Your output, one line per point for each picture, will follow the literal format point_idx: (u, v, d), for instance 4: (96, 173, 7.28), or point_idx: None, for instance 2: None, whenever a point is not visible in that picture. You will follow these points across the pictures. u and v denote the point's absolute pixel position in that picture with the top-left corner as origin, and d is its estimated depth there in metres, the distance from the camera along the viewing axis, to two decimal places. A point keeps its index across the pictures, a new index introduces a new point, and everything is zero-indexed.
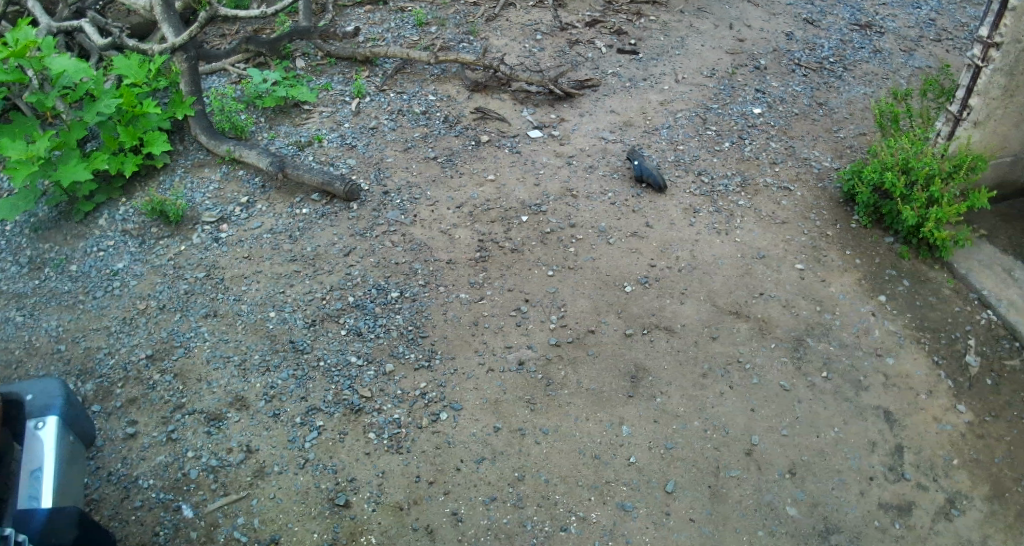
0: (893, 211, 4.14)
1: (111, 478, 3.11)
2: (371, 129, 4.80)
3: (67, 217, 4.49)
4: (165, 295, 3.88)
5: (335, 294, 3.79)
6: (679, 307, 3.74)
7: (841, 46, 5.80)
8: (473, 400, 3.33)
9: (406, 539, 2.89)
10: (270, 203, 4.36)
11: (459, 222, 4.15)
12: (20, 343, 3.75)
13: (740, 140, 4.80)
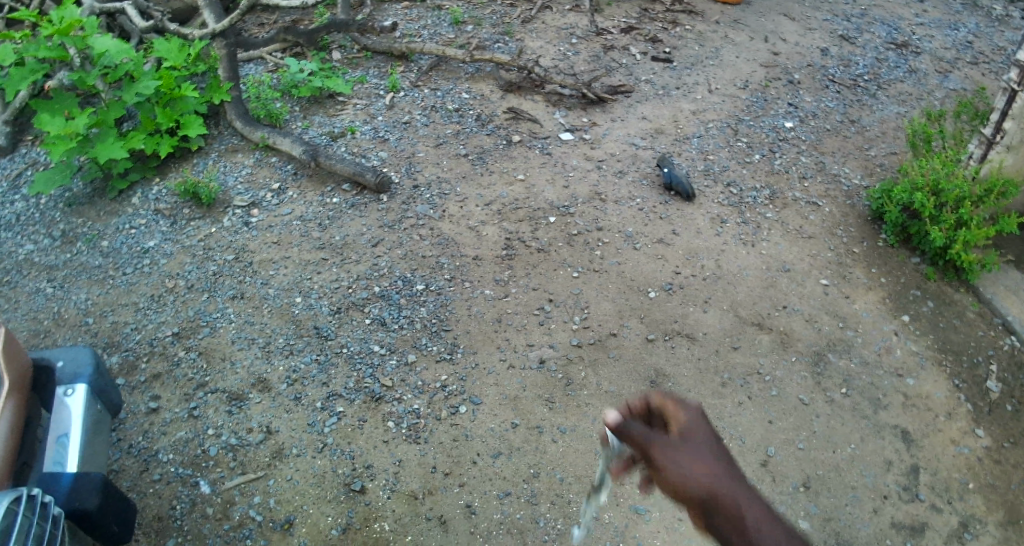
0: (921, 231, 4.14)
1: (131, 451, 3.16)
2: (404, 124, 4.85)
3: (100, 195, 4.57)
4: (194, 275, 3.94)
5: (361, 283, 3.83)
6: (702, 316, 3.75)
7: (876, 64, 5.79)
8: (493, 395, 3.36)
9: (419, 528, 2.92)
10: (301, 190, 4.41)
11: (487, 219, 4.18)
12: (49, 314, 3.84)
13: (770, 153, 4.81)
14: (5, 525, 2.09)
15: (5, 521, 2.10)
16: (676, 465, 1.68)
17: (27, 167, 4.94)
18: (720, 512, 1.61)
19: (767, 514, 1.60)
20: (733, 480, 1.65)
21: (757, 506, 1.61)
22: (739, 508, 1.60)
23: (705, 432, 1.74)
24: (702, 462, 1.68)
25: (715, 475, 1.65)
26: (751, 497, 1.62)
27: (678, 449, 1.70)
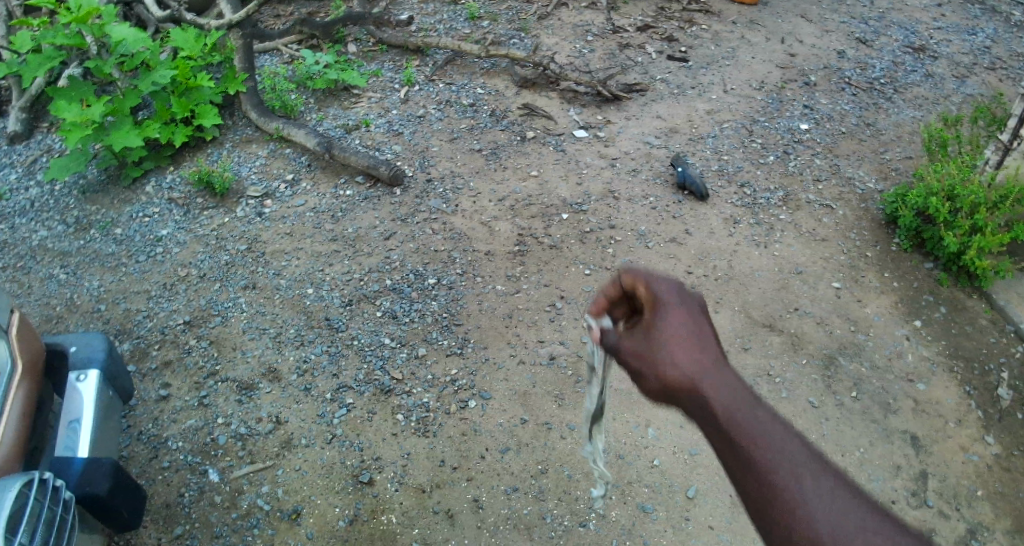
0: (935, 236, 4.12)
1: (141, 438, 3.18)
2: (419, 117, 4.85)
3: (114, 182, 4.59)
4: (206, 264, 3.96)
5: (373, 276, 3.84)
6: (713, 316, 3.74)
7: (893, 68, 5.75)
8: (502, 390, 3.36)
9: (426, 521, 2.92)
10: (315, 182, 4.41)
11: (500, 215, 4.18)
12: (61, 300, 3.86)
13: (785, 154, 4.78)
14: (16, 508, 2.11)
15: (16, 504, 2.12)
16: (644, 356, 1.54)
17: (42, 154, 4.97)
18: (689, 403, 1.44)
19: (746, 395, 1.41)
20: (707, 361, 1.47)
21: (732, 389, 1.42)
22: (708, 395, 1.42)
23: (680, 304, 1.57)
24: (672, 347, 1.51)
25: (684, 358, 1.48)
26: (727, 376, 1.44)
27: (645, 337, 1.55)
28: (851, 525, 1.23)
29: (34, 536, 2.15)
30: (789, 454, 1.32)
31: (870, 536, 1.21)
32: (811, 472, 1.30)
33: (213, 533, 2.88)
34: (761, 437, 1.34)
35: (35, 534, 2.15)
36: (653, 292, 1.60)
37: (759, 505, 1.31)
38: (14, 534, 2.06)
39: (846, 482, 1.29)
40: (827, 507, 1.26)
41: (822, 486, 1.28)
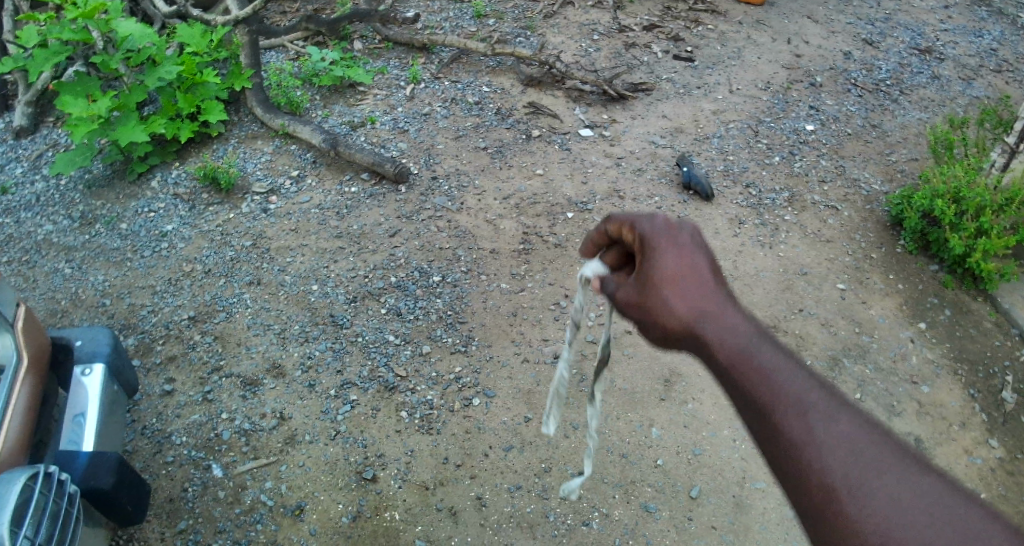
0: (940, 238, 4.11)
1: (145, 432, 3.18)
2: (424, 115, 4.85)
3: (120, 177, 4.60)
4: (211, 259, 3.96)
5: (377, 273, 3.84)
6: None
7: (899, 69, 5.74)
8: (506, 389, 3.36)
9: (429, 518, 2.92)
10: (320, 178, 4.42)
11: (505, 213, 4.18)
12: (66, 294, 3.87)
13: (790, 155, 4.78)
14: (20, 502, 2.11)
15: (21, 498, 2.12)
16: (641, 302, 1.51)
17: (48, 148, 4.98)
18: (693, 346, 1.42)
19: (747, 332, 1.37)
20: (705, 299, 1.44)
21: (733, 327, 1.39)
22: (709, 337, 1.39)
23: (674, 243, 1.51)
24: (669, 291, 1.46)
25: (681, 300, 1.45)
26: (726, 314, 1.41)
27: (639, 279, 1.53)
28: (857, 461, 1.20)
29: (39, 529, 2.15)
30: (793, 388, 1.29)
31: (879, 470, 1.19)
32: (816, 404, 1.26)
33: (216, 528, 2.88)
34: (764, 375, 1.31)
35: (39, 527, 2.15)
36: (642, 232, 1.57)
37: (769, 445, 1.28)
38: (18, 528, 2.07)
39: (854, 415, 1.25)
40: (832, 444, 1.22)
41: (828, 418, 1.25)
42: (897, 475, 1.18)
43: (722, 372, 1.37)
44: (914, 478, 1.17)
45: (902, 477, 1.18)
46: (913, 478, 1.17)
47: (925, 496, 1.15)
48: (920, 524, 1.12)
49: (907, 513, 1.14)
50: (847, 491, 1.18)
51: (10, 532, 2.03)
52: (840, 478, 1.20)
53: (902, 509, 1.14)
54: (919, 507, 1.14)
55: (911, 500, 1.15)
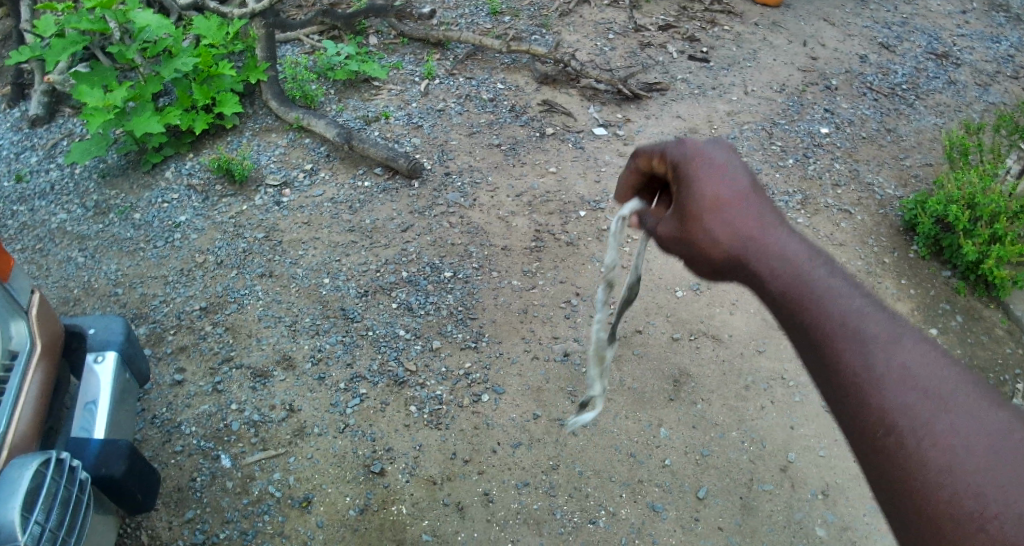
0: (954, 244, 4.10)
1: (155, 422, 3.20)
2: (439, 111, 4.85)
3: (134, 167, 4.62)
4: (224, 251, 3.98)
5: (389, 268, 3.85)
6: (728, 318, 3.75)
7: (915, 74, 5.70)
8: (516, 385, 3.36)
9: (435, 513, 2.93)
10: (333, 172, 4.43)
11: (517, 210, 4.18)
12: (79, 283, 3.89)
13: (804, 158, 4.76)
14: (33, 486, 2.13)
15: (34, 483, 2.14)
16: (691, 236, 1.62)
17: (63, 137, 5.01)
18: (744, 278, 1.53)
19: (800, 262, 1.45)
20: (755, 228, 1.54)
21: (784, 257, 1.47)
22: (760, 270, 1.49)
23: (719, 178, 1.61)
24: (717, 223, 1.57)
25: (731, 231, 1.55)
26: (777, 244, 1.50)
27: (688, 213, 1.64)
28: (915, 388, 1.25)
29: (50, 514, 2.17)
30: (850, 317, 1.35)
31: (937, 398, 1.24)
32: (874, 333, 1.32)
33: (223, 518, 2.91)
34: (819, 305, 1.38)
35: (50, 513, 2.17)
36: (687, 167, 1.67)
37: (824, 373, 1.35)
38: (29, 513, 2.09)
39: (912, 343, 1.30)
40: (889, 374, 1.28)
41: (887, 349, 1.30)
42: (954, 402, 1.23)
43: (776, 303, 1.45)
44: (971, 405, 1.22)
45: (959, 404, 1.23)
46: (969, 407, 1.22)
47: (981, 422, 1.20)
48: (976, 452, 1.18)
49: (963, 441, 1.19)
50: (904, 420, 1.24)
51: (21, 516, 2.04)
52: (895, 405, 1.25)
53: (959, 437, 1.20)
54: (975, 437, 1.19)
55: (967, 428, 1.20)
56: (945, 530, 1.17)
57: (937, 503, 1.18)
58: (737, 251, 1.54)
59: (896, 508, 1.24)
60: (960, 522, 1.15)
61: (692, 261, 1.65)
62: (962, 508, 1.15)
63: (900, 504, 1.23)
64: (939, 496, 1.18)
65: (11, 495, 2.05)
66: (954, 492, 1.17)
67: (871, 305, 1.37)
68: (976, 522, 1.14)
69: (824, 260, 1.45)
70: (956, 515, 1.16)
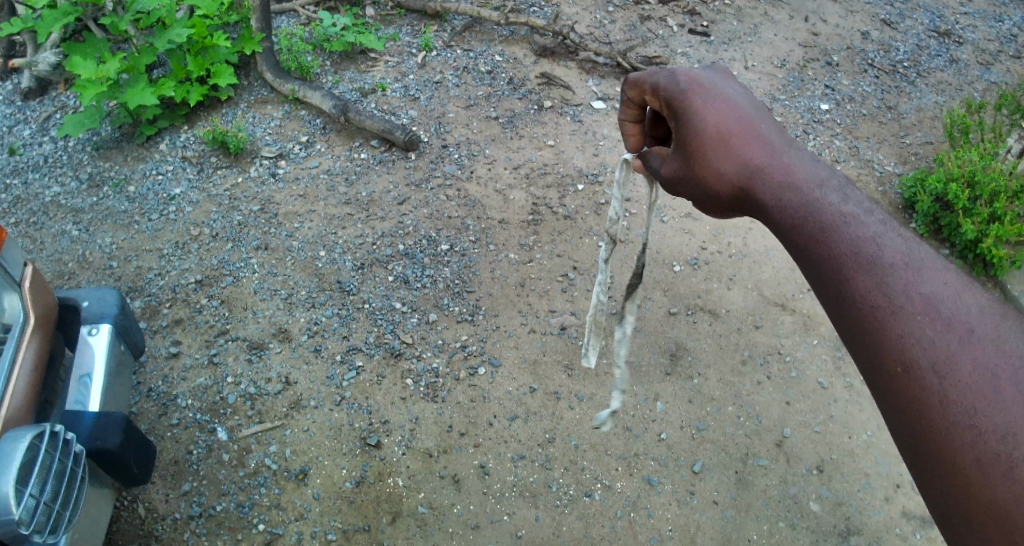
0: (953, 223, 4.12)
1: (150, 395, 3.19)
2: (436, 83, 4.80)
3: (128, 140, 4.58)
4: (219, 224, 3.95)
5: (386, 241, 3.82)
6: (726, 293, 3.74)
7: (917, 51, 5.65)
8: (512, 358, 3.36)
9: (432, 485, 2.96)
10: (329, 144, 4.39)
11: (515, 183, 4.15)
12: (73, 256, 3.87)
13: (804, 134, 4.75)
14: (27, 460, 2.11)
15: (28, 456, 2.13)
16: (703, 176, 1.85)
17: (57, 110, 4.96)
18: (753, 210, 1.73)
19: (808, 192, 1.62)
20: (758, 159, 1.74)
21: (791, 187, 1.65)
22: (767, 204, 1.68)
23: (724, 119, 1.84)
24: (722, 160, 1.80)
25: (736, 164, 1.76)
26: (782, 174, 1.69)
27: (697, 152, 1.87)
28: (937, 322, 1.32)
29: (44, 487, 2.16)
30: (863, 247, 1.46)
31: (962, 333, 1.30)
32: (893, 266, 1.41)
33: (220, 490, 2.91)
34: (832, 233, 1.51)
35: (45, 486, 2.16)
36: (692, 111, 1.89)
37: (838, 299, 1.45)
38: (24, 486, 2.08)
39: (931, 274, 1.39)
40: (912, 309, 1.35)
41: (905, 280, 1.38)
42: (979, 336, 1.28)
43: (788, 234, 1.61)
44: (998, 341, 1.27)
45: (985, 339, 1.28)
46: (993, 340, 1.27)
47: (1005, 356, 1.25)
48: (1004, 391, 1.22)
49: (991, 380, 1.23)
50: (928, 358, 1.30)
51: (15, 490, 2.03)
52: (917, 341, 1.32)
53: (986, 373, 1.24)
54: (1000, 371, 1.24)
55: (993, 366, 1.25)
56: (971, 474, 1.21)
57: (961, 439, 1.23)
58: (744, 182, 1.75)
59: (919, 449, 1.29)
60: (987, 465, 1.19)
61: (706, 197, 1.88)
62: (990, 448, 1.20)
63: (925, 447, 1.28)
64: (964, 438, 1.23)
65: (7, 468, 2.04)
66: (981, 434, 1.21)
67: (883, 233, 1.48)
68: (1006, 464, 1.18)
69: (832, 190, 1.61)
70: (982, 459, 1.20)
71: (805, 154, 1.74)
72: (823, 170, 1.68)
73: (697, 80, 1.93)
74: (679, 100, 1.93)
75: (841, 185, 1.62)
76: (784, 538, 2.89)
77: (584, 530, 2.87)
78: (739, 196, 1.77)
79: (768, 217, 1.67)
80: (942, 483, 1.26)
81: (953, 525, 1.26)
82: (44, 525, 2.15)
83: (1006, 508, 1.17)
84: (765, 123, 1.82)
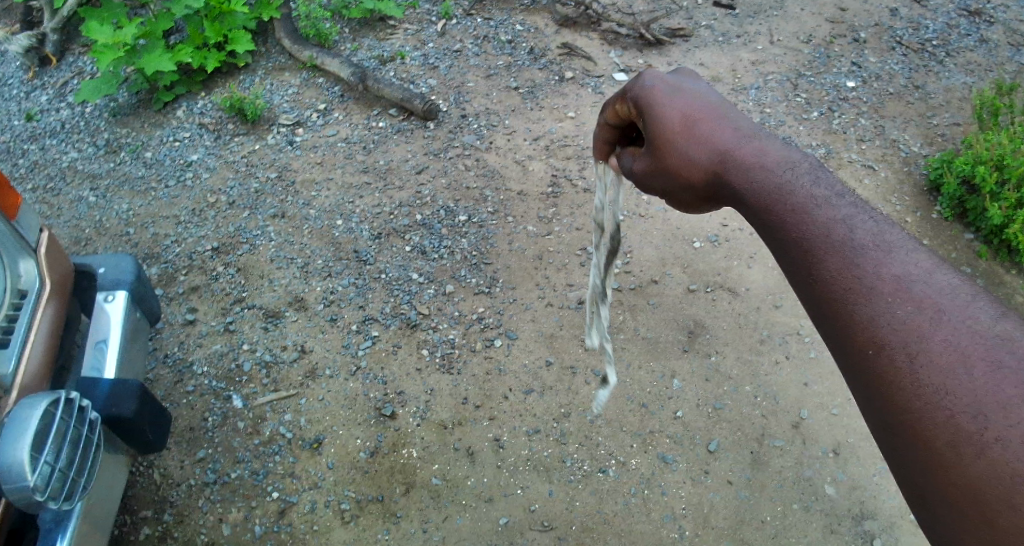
0: (979, 207, 4.04)
1: (167, 361, 3.20)
2: (455, 52, 4.73)
3: (145, 106, 4.55)
4: (236, 191, 3.92)
5: (403, 211, 3.78)
6: (746, 271, 3.67)
7: (947, 30, 5.46)
8: (529, 331, 3.33)
9: (446, 457, 2.94)
10: (348, 112, 4.34)
11: (535, 154, 4.09)
12: (91, 222, 3.87)
13: (829, 111, 4.66)
14: (42, 427, 2.10)
15: (43, 422, 2.11)
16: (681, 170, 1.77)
17: (73, 75, 4.93)
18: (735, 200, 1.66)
19: (781, 175, 1.58)
20: (730, 144, 1.69)
21: (765, 170, 1.60)
22: (745, 192, 1.62)
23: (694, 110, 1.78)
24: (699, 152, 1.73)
25: (709, 150, 1.71)
26: (758, 159, 1.63)
27: (669, 146, 1.79)
28: (908, 301, 1.28)
29: (60, 454, 2.14)
30: (835, 230, 1.43)
31: (933, 313, 1.25)
32: (864, 249, 1.38)
33: (234, 458, 2.92)
34: (804, 216, 1.48)
35: (61, 453, 2.15)
36: (659, 106, 1.83)
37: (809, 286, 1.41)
38: (39, 453, 2.06)
39: (902, 255, 1.35)
40: (884, 290, 1.31)
41: (875, 263, 1.35)
42: (949, 316, 1.25)
43: (765, 222, 1.56)
44: (968, 320, 1.23)
45: (957, 320, 1.24)
46: (964, 322, 1.23)
47: (977, 337, 1.21)
48: (977, 371, 1.17)
49: (962, 358, 1.19)
50: (898, 340, 1.25)
51: (30, 457, 2.02)
52: (888, 323, 1.27)
53: (957, 353, 1.20)
54: (973, 351, 1.19)
55: (963, 345, 1.20)
56: (945, 458, 1.16)
57: (935, 422, 1.18)
58: (720, 168, 1.69)
59: (896, 436, 1.24)
60: (960, 447, 1.14)
61: (685, 188, 1.80)
62: (963, 429, 1.15)
63: (901, 432, 1.23)
64: (937, 420, 1.17)
65: (21, 434, 2.03)
66: (952, 415, 1.16)
67: (855, 215, 1.45)
68: (978, 444, 1.13)
69: (804, 174, 1.57)
70: (954, 440, 1.15)
71: (776, 137, 1.69)
72: (796, 153, 1.63)
73: (660, 75, 1.88)
74: (643, 98, 1.87)
75: (814, 168, 1.58)
76: (798, 521, 2.85)
77: (597, 505, 2.85)
78: (713, 185, 1.71)
79: (744, 204, 1.62)
80: (921, 470, 1.20)
81: (935, 517, 1.20)
82: (59, 492, 2.14)
83: (982, 492, 1.11)
84: (735, 111, 1.78)
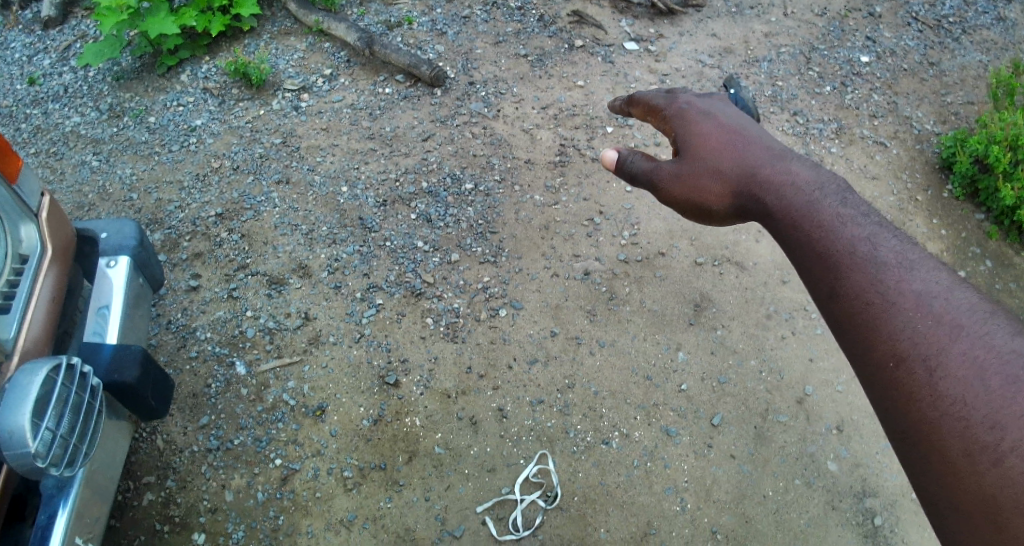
0: (991, 187, 4.01)
1: (170, 327, 3.18)
2: (463, 18, 4.65)
3: (148, 70, 4.49)
4: (240, 156, 3.88)
5: (409, 178, 3.74)
6: (754, 245, 3.62)
7: (964, 6, 5.34)
8: (535, 302, 3.31)
9: (449, 426, 2.94)
10: (353, 78, 4.28)
11: (542, 123, 4.04)
12: (94, 187, 3.83)
13: (842, 86, 4.58)
14: (43, 393, 2.08)
15: (44, 389, 2.08)
16: (699, 187, 1.92)
17: (76, 39, 4.88)
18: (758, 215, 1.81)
19: (808, 193, 1.72)
20: (759, 163, 1.85)
21: (792, 189, 1.75)
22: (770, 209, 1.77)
23: (716, 131, 1.95)
24: (720, 172, 1.89)
25: (733, 170, 1.87)
26: (784, 179, 1.78)
27: (693, 162, 1.94)
28: (928, 316, 1.43)
29: (61, 420, 2.13)
30: (859, 247, 1.57)
31: (952, 329, 1.41)
32: (886, 265, 1.52)
33: (237, 424, 2.91)
34: (829, 232, 1.62)
35: (62, 419, 2.13)
36: (685, 126, 2.00)
37: (832, 299, 1.56)
38: (42, 420, 2.05)
39: (921, 273, 1.50)
40: (904, 305, 1.46)
41: (897, 280, 1.49)
42: (967, 332, 1.40)
43: (789, 236, 1.70)
44: (985, 335, 1.38)
45: (971, 334, 1.39)
46: (981, 336, 1.39)
47: (992, 350, 1.36)
48: (991, 383, 1.33)
49: (977, 371, 1.35)
50: (918, 353, 1.40)
51: (32, 423, 2.01)
52: (908, 337, 1.42)
53: (973, 366, 1.35)
54: (988, 363, 1.35)
55: (979, 359, 1.36)
56: (959, 464, 1.31)
57: (950, 431, 1.33)
58: (744, 188, 1.84)
59: (909, 441, 1.39)
60: (975, 455, 1.30)
61: (702, 204, 1.93)
62: (978, 439, 1.30)
63: (915, 440, 1.38)
64: (952, 428, 1.33)
65: (22, 401, 2.01)
66: (967, 425, 1.32)
67: (879, 234, 1.60)
68: (993, 453, 1.28)
69: (831, 193, 1.70)
70: (969, 449, 1.30)
71: (803, 159, 1.84)
72: (818, 173, 1.78)
73: (693, 99, 2.05)
74: (675, 117, 2.04)
75: (839, 190, 1.71)
76: (799, 496, 2.85)
77: (600, 476, 2.85)
78: (739, 199, 1.86)
79: (770, 218, 1.76)
80: (931, 472, 1.36)
81: (940, 515, 1.36)
82: (61, 458, 2.14)
83: (992, 496, 1.27)
84: (757, 134, 1.95)
